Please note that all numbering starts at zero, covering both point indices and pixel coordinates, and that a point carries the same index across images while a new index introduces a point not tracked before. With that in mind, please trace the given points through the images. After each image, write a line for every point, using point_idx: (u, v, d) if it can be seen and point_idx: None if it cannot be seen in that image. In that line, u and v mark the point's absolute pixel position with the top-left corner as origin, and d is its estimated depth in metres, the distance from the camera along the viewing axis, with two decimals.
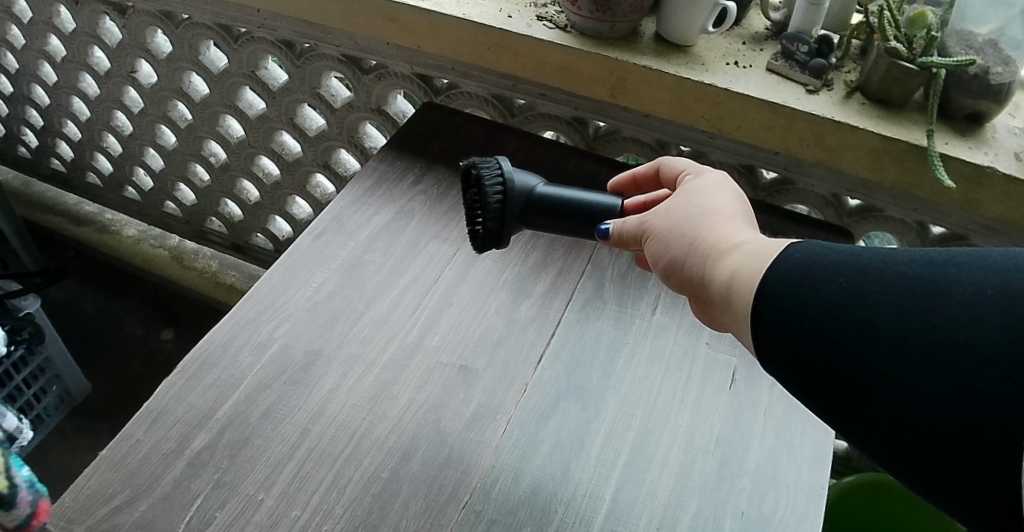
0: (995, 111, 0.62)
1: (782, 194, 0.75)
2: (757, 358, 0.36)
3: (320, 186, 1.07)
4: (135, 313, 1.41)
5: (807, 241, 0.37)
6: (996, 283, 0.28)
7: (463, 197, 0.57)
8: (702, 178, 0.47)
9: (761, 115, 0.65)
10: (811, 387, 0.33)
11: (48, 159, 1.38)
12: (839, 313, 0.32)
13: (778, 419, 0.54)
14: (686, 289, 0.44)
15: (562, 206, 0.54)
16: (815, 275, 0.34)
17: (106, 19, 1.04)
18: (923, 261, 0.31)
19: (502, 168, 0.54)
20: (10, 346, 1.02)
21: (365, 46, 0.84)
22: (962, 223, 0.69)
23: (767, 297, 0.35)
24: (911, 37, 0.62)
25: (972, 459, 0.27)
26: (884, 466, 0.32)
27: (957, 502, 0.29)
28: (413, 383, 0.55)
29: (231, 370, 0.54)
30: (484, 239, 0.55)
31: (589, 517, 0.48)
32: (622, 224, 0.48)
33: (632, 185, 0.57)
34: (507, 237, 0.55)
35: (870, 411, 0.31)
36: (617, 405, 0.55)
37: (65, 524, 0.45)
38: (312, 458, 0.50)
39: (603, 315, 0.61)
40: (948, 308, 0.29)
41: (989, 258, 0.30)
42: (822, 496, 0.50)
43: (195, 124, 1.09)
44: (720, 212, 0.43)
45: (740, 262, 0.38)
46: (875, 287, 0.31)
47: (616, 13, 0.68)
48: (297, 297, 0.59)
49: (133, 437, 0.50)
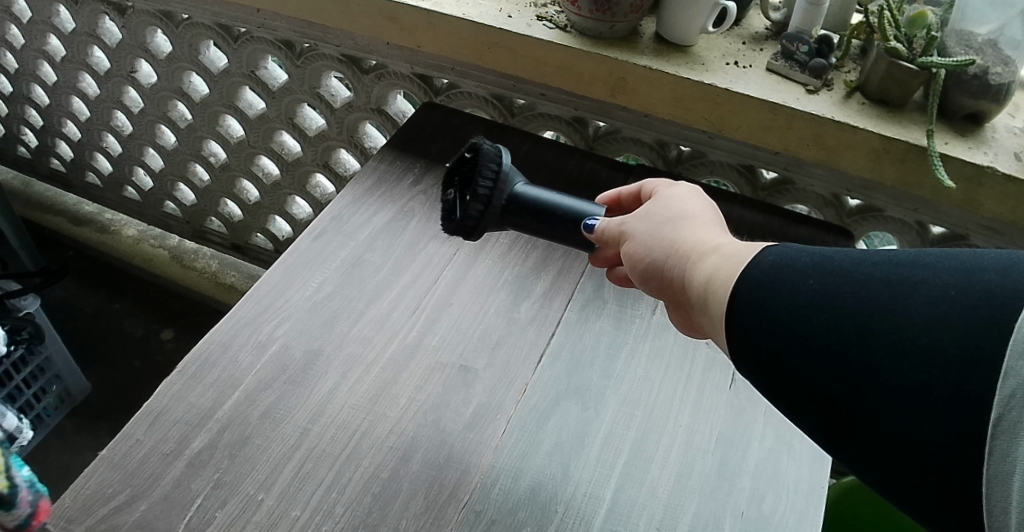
0: (995, 111, 0.62)
1: (782, 194, 0.75)
2: (731, 358, 0.36)
3: (319, 186, 1.07)
4: (134, 313, 1.41)
5: (782, 244, 0.37)
6: (961, 284, 0.28)
7: (458, 178, 0.58)
8: (679, 186, 0.48)
9: (760, 115, 0.65)
10: (787, 391, 0.33)
11: (48, 159, 1.37)
12: (808, 316, 0.32)
13: (778, 419, 0.54)
14: (666, 293, 0.44)
15: (537, 213, 0.54)
16: (788, 276, 0.34)
17: (106, 19, 1.04)
18: (892, 261, 0.31)
19: (500, 156, 0.55)
20: (10, 346, 1.02)
21: (365, 45, 0.85)
22: (961, 223, 0.69)
23: (743, 300, 0.35)
24: (911, 37, 0.62)
25: (936, 462, 0.27)
26: (856, 471, 0.32)
27: (924, 507, 0.29)
28: (414, 382, 0.55)
29: (231, 370, 0.54)
30: (463, 214, 0.54)
31: (589, 518, 0.48)
32: (606, 222, 0.49)
33: (616, 203, 0.56)
34: (479, 233, 0.55)
35: (840, 416, 0.30)
36: (616, 405, 0.55)
37: (65, 524, 0.45)
38: (312, 457, 0.50)
39: (604, 315, 0.61)
40: (913, 309, 0.29)
41: (954, 259, 0.30)
42: (821, 495, 0.50)
43: (195, 124, 1.09)
44: (698, 218, 0.44)
45: (717, 265, 0.38)
46: (844, 288, 0.31)
47: (616, 13, 0.68)
48: (296, 296, 0.59)
49: (132, 437, 0.49)
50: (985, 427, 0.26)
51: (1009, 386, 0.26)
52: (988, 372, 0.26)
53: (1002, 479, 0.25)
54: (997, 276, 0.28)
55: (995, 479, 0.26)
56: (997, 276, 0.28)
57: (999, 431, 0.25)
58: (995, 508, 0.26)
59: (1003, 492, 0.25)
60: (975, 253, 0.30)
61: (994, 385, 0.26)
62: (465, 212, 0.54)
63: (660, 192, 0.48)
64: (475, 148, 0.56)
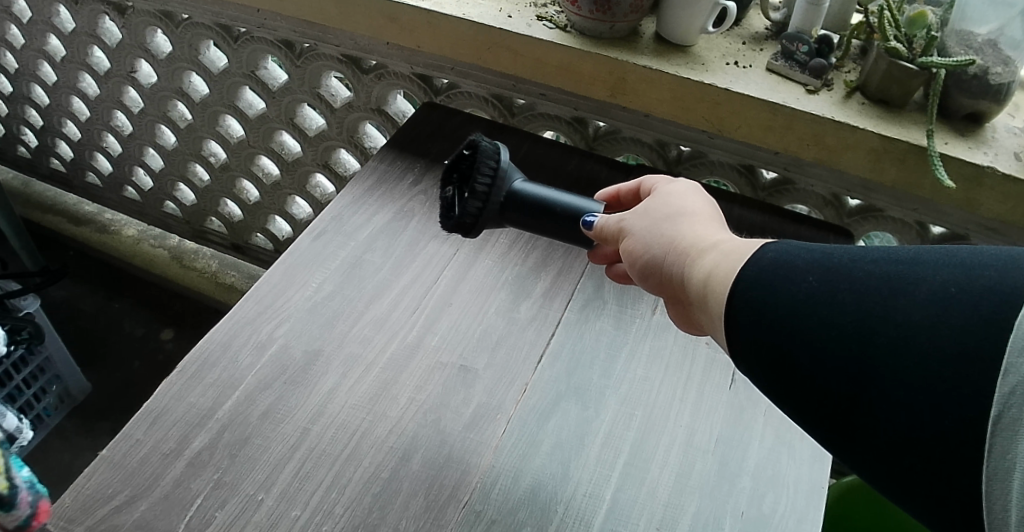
0: (995, 111, 0.62)
1: (782, 194, 0.75)
2: (731, 357, 0.36)
3: (320, 186, 1.07)
4: (134, 313, 1.41)
5: (781, 241, 0.37)
6: (960, 281, 0.28)
7: (457, 176, 0.58)
8: (678, 184, 0.48)
9: (760, 114, 0.65)
10: (788, 390, 0.33)
11: (48, 159, 1.37)
12: (808, 314, 0.32)
13: (778, 419, 0.54)
14: (665, 290, 0.44)
15: (535, 210, 0.54)
16: (787, 274, 0.34)
17: (106, 19, 1.04)
18: (892, 259, 0.31)
19: (499, 153, 0.55)
20: (10, 346, 1.02)
21: (365, 45, 0.84)
22: (961, 223, 0.69)
23: (743, 298, 0.35)
24: (911, 37, 0.62)
25: (936, 460, 0.27)
26: (857, 470, 0.32)
27: (925, 505, 0.29)
28: (413, 382, 0.55)
29: (231, 370, 0.54)
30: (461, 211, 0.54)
31: (589, 518, 0.48)
32: (605, 219, 0.49)
33: (615, 201, 0.56)
34: (477, 230, 0.55)
35: (841, 415, 0.30)
36: (617, 405, 0.55)
37: (65, 524, 0.45)
38: (312, 458, 0.50)
39: (604, 315, 0.61)
40: (912, 307, 0.29)
41: (954, 257, 0.30)
42: (821, 495, 0.50)
43: (195, 124, 1.09)
44: (697, 215, 0.44)
45: (716, 262, 0.38)
46: (844, 285, 0.31)
47: (616, 13, 0.68)
48: (295, 295, 0.59)
49: (133, 437, 0.49)
50: (986, 425, 0.26)
51: (1010, 383, 0.26)
52: (988, 370, 0.26)
53: (1002, 475, 0.25)
54: (997, 273, 0.28)
55: (996, 476, 0.26)
56: (997, 274, 0.28)
57: (1000, 428, 0.26)
58: (996, 507, 0.26)
59: (1004, 490, 0.25)
60: (975, 250, 0.30)
61: (994, 383, 0.26)
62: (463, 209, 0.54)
63: (659, 190, 0.48)
64: (474, 145, 0.56)
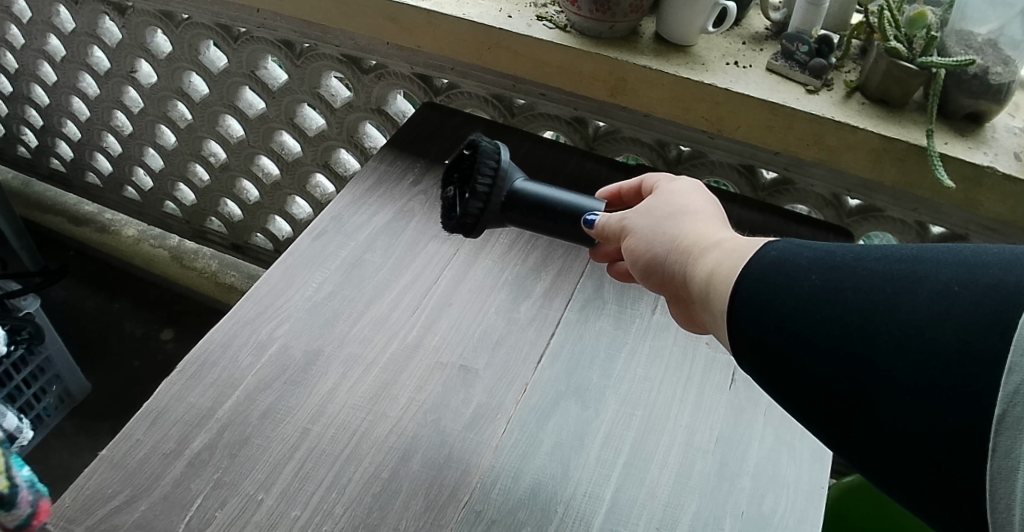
0: (995, 111, 0.62)
1: (782, 194, 0.75)
2: (733, 356, 0.36)
3: (319, 186, 1.07)
4: (134, 313, 1.41)
5: (783, 240, 0.37)
6: (963, 279, 0.28)
7: (457, 175, 0.57)
8: (680, 182, 0.48)
9: (760, 114, 0.65)
10: (790, 389, 0.33)
11: (48, 159, 1.37)
12: (810, 312, 0.32)
13: (778, 419, 0.54)
14: (667, 288, 0.44)
15: (536, 209, 0.54)
16: (789, 272, 0.34)
17: (106, 19, 1.04)
18: (893, 257, 0.31)
19: (499, 152, 0.55)
20: (10, 346, 1.02)
21: (365, 45, 0.84)
22: (961, 223, 0.69)
23: (744, 298, 0.35)
24: (911, 37, 0.62)
25: (938, 459, 0.27)
26: (858, 468, 0.32)
27: (927, 504, 0.29)
28: (413, 383, 0.55)
29: (231, 370, 0.54)
30: (463, 211, 0.54)
31: (589, 518, 0.48)
32: (607, 218, 0.49)
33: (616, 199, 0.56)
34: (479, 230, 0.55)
35: (843, 414, 0.30)
36: (616, 404, 0.55)
37: (65, 524, 0.45)
38: (312, 458, 0.50)
39: (603, 315, 0.61)
40: (915, 305, 0.29)
41: (956, 254, 0.30)
42: (821, 495, 0.50)
43: (195, 124, 1.09)
44: (699, 213, 0.44)
45: (718, 261, 0.38)
46: (846, 284, 0.31)
47: (616, 13, 0.68)
48: (296, 295, 0.59)
49: (133, 437, 0.49)
50: (989, 424, 0.26)
51: (1013, 382, 0.26)
52: (990, 369, 0.26)
53: (1005, 476, 0.25)
54: (999, 272, 0.28)
55: (999, 476, 0.26)
56: (999, 271, 0.28)
57: (1003, 428, 0.25)
58: (998, 506, 0.26)
59: (1008, 488, 0.25)
60: (977, 248, 0.30)
61: (998, 381, 0.26)
62: (464, 209, 0.54)
63: (660, 188, 0.48)
64: (474, 145, 0.56)
